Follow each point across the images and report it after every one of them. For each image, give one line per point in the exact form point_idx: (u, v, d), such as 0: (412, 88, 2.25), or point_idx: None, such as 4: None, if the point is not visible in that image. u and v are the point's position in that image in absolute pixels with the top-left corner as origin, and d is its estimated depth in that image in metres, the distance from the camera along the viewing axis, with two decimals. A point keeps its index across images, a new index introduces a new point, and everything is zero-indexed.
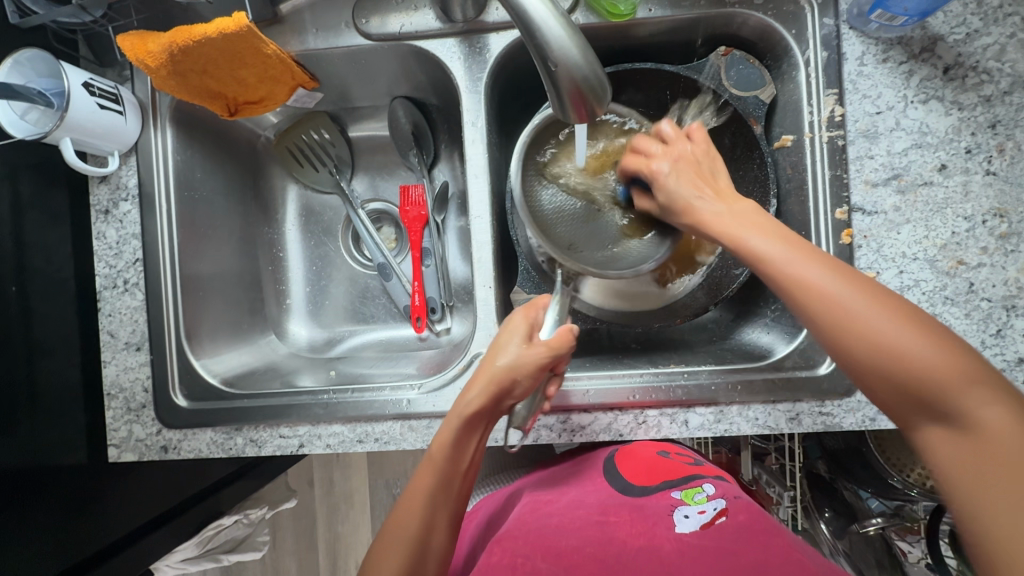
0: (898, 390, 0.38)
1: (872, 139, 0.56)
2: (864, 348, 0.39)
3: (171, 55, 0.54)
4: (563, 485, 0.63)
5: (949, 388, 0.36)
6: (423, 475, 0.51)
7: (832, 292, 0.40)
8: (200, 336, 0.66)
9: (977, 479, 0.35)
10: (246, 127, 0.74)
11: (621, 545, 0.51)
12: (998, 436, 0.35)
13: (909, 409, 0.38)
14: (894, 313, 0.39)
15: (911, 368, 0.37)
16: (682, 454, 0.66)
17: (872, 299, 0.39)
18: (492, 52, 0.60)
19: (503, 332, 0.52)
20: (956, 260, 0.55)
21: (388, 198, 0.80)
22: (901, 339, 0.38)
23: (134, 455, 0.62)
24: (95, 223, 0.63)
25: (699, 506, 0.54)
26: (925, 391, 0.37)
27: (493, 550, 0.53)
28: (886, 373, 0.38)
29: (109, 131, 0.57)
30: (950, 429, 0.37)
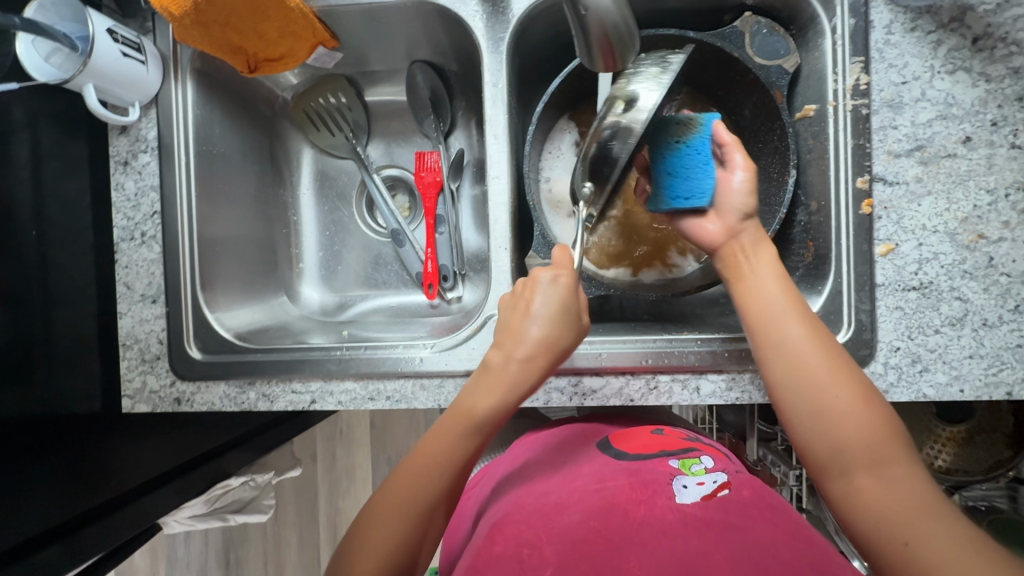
0: (834, 435, 0.45)
1: (897, 109, 0.56)
2: (817, 399, 0.46)
3: (195, 3, 0.53)
4: (560, 459, 0.62)
5: (878, 441, 0.44)
6: (452, 437, 0.50)
7: (800, 349, 0.47)
8: (215, 291, 0.66)
9: (891, 513, 0.41)
10: (264, 87, 0.74)
11: (623, 513, 0.49)
12: (908, 482, 0.42)
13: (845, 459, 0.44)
14: (847, 376, 0.46)
15: (844, 421, 0.45)
16: (677, 430, 0.66)
17: (835, 361, 0.47)
18: (514, 12, 0.59)
19: (539, 295, 0.51)
20: (977, 234, 0.55)
21: (404, 165, 0.80)
22: (848, 396, 0.45)
23: (147, 406, 0.63)
24: (114, 174, 0.63)
25: (697, 478, 0.54)
26: (857, 441, 0.44)
27: (494, 533, 0.50)
28: (826, 421, 0.45)
29: (131, 80, 0.58)
30: (871, 473, 0.43)
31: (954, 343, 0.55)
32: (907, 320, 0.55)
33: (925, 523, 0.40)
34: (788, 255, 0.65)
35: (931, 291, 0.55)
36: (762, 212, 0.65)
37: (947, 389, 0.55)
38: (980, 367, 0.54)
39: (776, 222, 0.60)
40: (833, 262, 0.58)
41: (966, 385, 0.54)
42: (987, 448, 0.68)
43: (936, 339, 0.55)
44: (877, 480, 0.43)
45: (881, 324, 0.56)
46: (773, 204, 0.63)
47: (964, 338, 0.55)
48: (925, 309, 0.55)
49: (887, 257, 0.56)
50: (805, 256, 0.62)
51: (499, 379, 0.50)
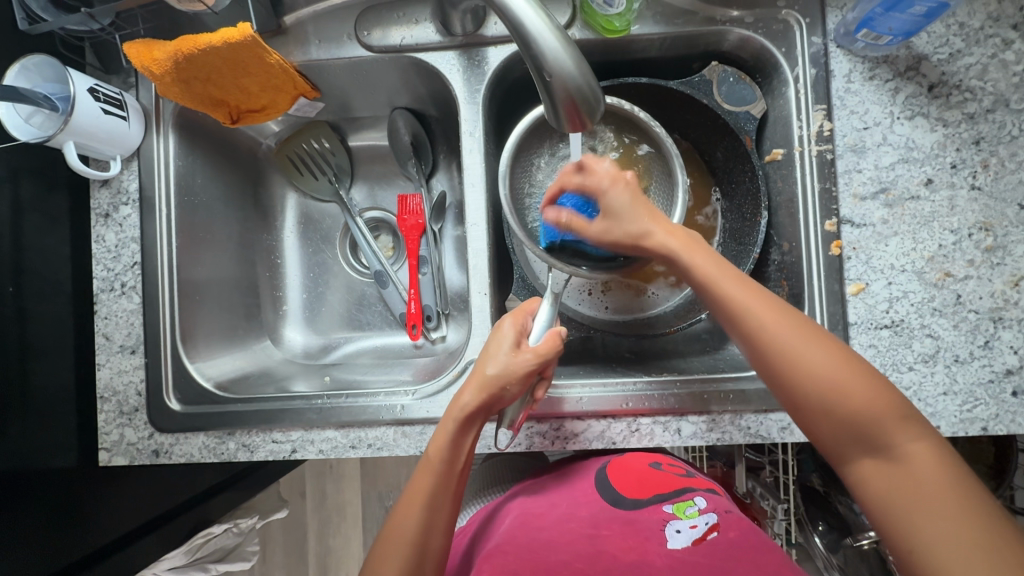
0: (831, 425, 0.43)
1: (860, 154, 0.58)
2: (804, 390, 0.43)
3: (176, 62, 0.55)
4: (554, 498, 0.60)
5: (880, 424, 0.42)
6: (421, 478, 0.51)
7: (778, 338, 0.44)
8: (196, 340, 0.65)
9: (907, 504, 0.40)
10: (248, 134, 0.75)
11: (612, 558, 0.50)
12: (920, 464, 0.41)
13: (843, 441, 0.43)
14: (824, 355, 0.43)
15: (846, 403, 0.42)
16: (675, 466, 0.62)
17: (811, 338, 0.44)
18: (490, 65, 0.61)
19: (496, 338, 0.53)
20: (944, 272, 0.56)
21: (387, 207, 0.81)
22: (837, 381, 0.43)
23: (124, 459, 0.62)
24: (94, 226, 0.63)
25: (691, 521, 0.52)
26: (859, 422, 0.42)
27: (483, 569, 0.51)
28: (823, 412, 0.43)
29: (112, 136, 0.58)
30: (879, 460, 0.42)
31: (928, 380, 0.55)
32: (882, 358, 0.56)
33: (942, 516, 0.39)
34: (764, 293, 0.66)
35: (903, 329, 0.56)
36: (736, 252, 0.66)
37: None
38: (955, 404, 0.55)
39: (750, 263, 0.61)
40: (807, 301, 0.59)
41: (942, 421, 0.55)
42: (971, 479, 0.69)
43: (911, 376, 0.56)
44: (884, 467, 0.42)
45: None
46: (747, 244, 0.64)
47: (937, 374, 0.55)
48: (898, 347, 0.56)
49: (858, 296, 0.57)
50: (780, 294, 0.63)
51: (442, 417, 0.51)
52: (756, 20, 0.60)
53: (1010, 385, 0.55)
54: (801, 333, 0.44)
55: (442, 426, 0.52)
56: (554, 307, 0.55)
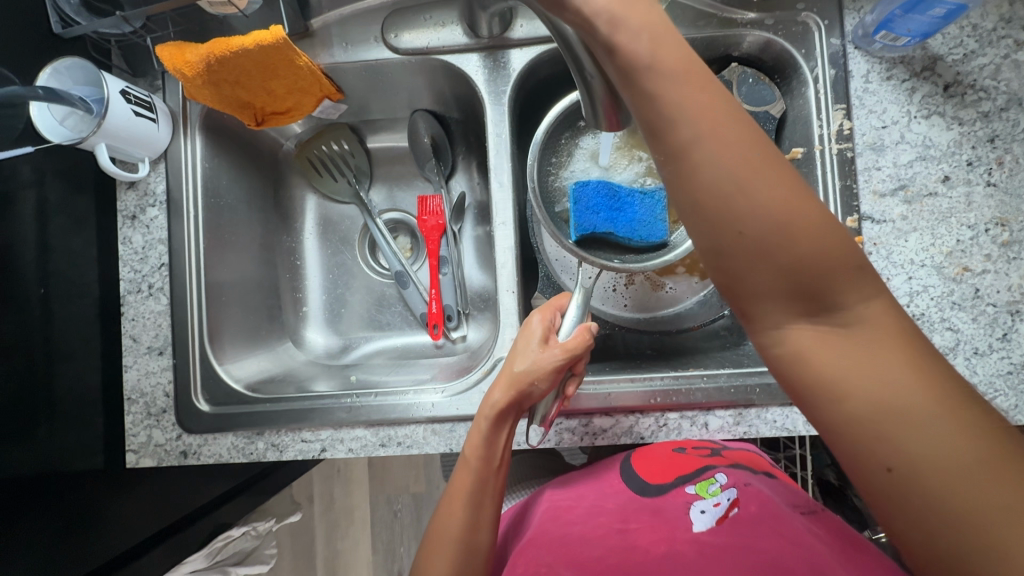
0: (762, 274, 0.30)
1: (879, 152, 0.59)
2: (781, 242, 0.29)
3: (208, 64, 0.55)
4: (582, 491, 0.60)
5: (827, 275, 0.30)
6: (462, 475, 0.53)
7: (711, 156, 0.29)
8: (222, 341, 0.66)
9: (861, 383, 0.30)
10: (269, 136, 0.75)
11: (643, 552, 0.47)
12: (878, 329, 0.31)
13: (783, 301, 0.31)
14: (772, 183, 0.29)
15: (801, 251, 0.29)
16: (698, 445, 0.59)
17: (761, 161, 0.29)
18: (515, 66, 0.62)
19: (523, 336, 0.55)
20: (962, 267, 0.57)
21: (406, 208, 0.82)
22: (782, 216, 0.29)
23: (152, 461, 0.61)
24: (120, 228, 0.63)
25: (714, 500, 0.51)
26: (807, 268, 0.30)
27: (517, 564, 0.50)
28: (754, 257, 0.30)
29: (141, 138, 0.58)
30: (823, 324, 0.31)
31: None
32: None
33: (918, 425, 0.29)
34: None
35: (923, 322, 0.57)
36: None
37: None
38: None
39: None
40: None
41: None
42: None
43: None
44: (835, 334, 0.31)
45: None
46: None
47: (957, 366, 0.57)
48: None
49: None
50: None
51: (476, 413, 0.53)
52: (775, 22, 0.62)
53: None
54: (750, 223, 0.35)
55: (477, 423, 0.54)
56: (581, 307, 0.57)
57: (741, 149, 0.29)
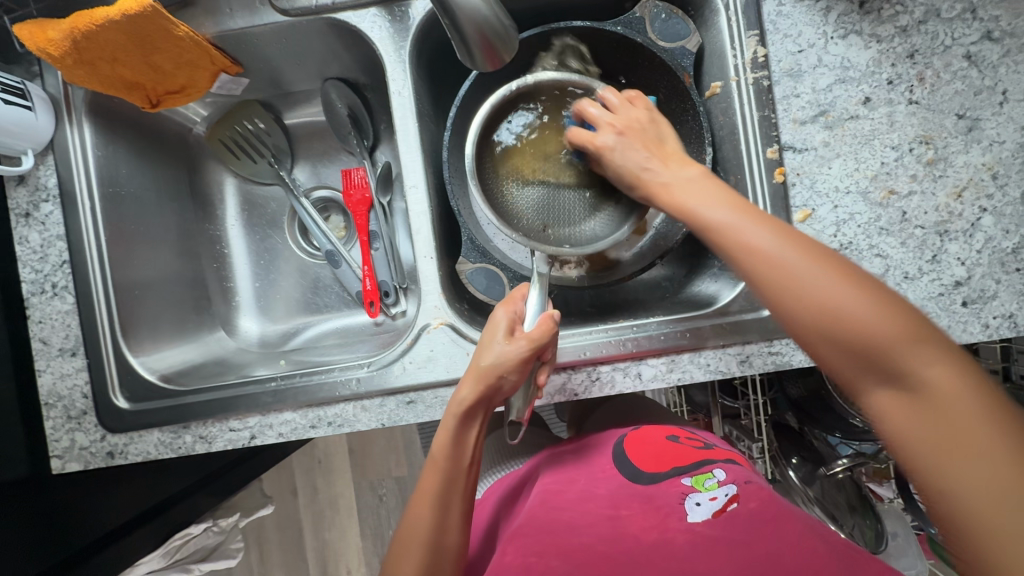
0: (833, 348, 0.38)
1: (796, 78, 0.57)
2: (810, 315, 0.39)
3: (74, 41, 0.52)
4: (574, 473, 0.59)
5: (894, 347, 0.37)
6: (430, 475, 0.50)
7: (782, 262, 0.40)
8: (139, 336, 0.63)
9: (929, 442, 0.36)
10: (173, 120, 0.72)
11: (633, 539, 0.48)
12: (947, 394, 0.35)
13: (860, 372, 0.38)
14: (835, 279, 0.38)
15: (854, 325, 0.37)
16: (693, 437, 0.61)
17: (805, 250, 0.40)
18: (413, 19, 0.58)
19: (488, 329, 0.51)
20: (888, 190, 0.56)
21: (333, 185, 0.78)
22: (840, 301, 0.38)
23: (78, 464, 0.60)
24: (15, 227, 0.60)
25: (710, 493, 0.50)
26: (877, 336, 0.37)
27: (505, 552, 0.49)
28: (826, 331, 0.38)
29: (18, 128, 0.55)
30: (895, 389, 0.37)
31: None
32: None
33: (970, 455, 0.34)
34: None
35: (852, 251, 0.56)
36: None
37: None
38: None
39: None
40: None
41: None
42: None
43: None
44: (900, 396, 0.37)
45: None
46: None
47: None
48: None
49: (805, 223, 0.57)
50: None
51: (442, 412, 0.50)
52: None
53: (960, 296, 0.55)
54: (776, 236, 0.41)
55: (444, 419, 0.51)
56: (544, 293, 0.54)
57: (788, 251, 0.40)
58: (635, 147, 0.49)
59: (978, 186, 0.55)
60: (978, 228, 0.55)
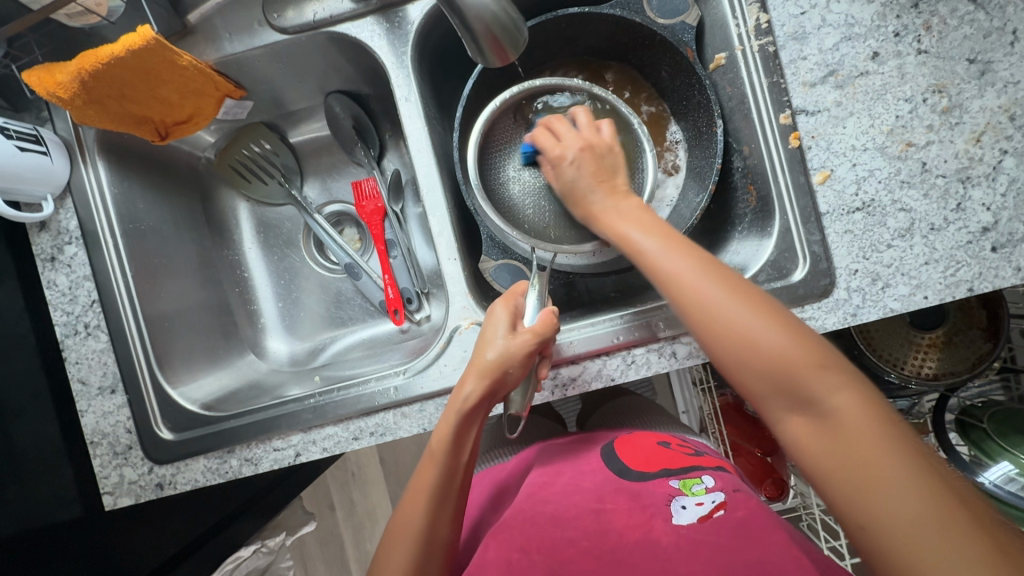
0: (754, 374, 0.41)
1: (802, 40, 0.56)
2: (737, 339, 0.41)
3: (83, 82, 0.52)
4: (560, 468, 0.58)
5: (806, 374, 0.39)
6: (426, 470, 0.50)
7: (703, 287, 0.42)
8: (174, 367, 0.64)
9: (843, 467, 0.37)
10: (182, 150, 0.72)
11: (617, 539, 0.46)
12: (851, 420, 0.37)
13: (778, 399, 0.40)
14: (756, 308, 0.41)
15: (769, 350, 0.40)
16: (684, 444, 0.60)
17: (730, 283, 0.42)
18: (412, 23, 0.58)
19: (490, 323, 0.51)
20: (905, 143, 0.55)
21: (344, 198, 0.79)
22: (757, 328, 0.40)
23: (130, 499, 0.60)
24: (43, 273, 0.61)
25: (697, 498, 0.48)
26: (787, 363, 0.39)
27: (490, 544, 0.48)
28: (748, 357, 0.40)
29: (34, 175, 0.55)
30: (809, 416, 0.39)
31: (908, 254, 0.55)
32: (859, 241, 0.56)
33: (885, 481, 0.35)
34: (734, 203, 0.65)
35: (875, 208, 0.56)
36: (699, 168, 0.66)
37: (912, 299, 0.55)
38: (939, 271, 0.55)
39: (714, 175, 0.61)
40: (775, 201, 0.59)
41: (929, 291, 0.55)
42: (968, 345, 0.69)
43: (891, 253, 0.55)
44: (811, 422, 0.39)
45: (835, 251, 0.56)
46: (708, 157, 0.64)
47: (916, 246, 0.55)
48: (873, 227, 0.56)
49: (825, 184, 0.56)
50: (749, 201, 0.63)
51: (445, 408, 0.49)
52: None
53: (989, 242, 0.54)
54: (698, 265, 0.43)
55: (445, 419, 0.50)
56: (541, 290, 0.54)
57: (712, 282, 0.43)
58: (585, 176, 0.50)
59: (996, 128, 0.54)
60: (1001, 171, 0.54)
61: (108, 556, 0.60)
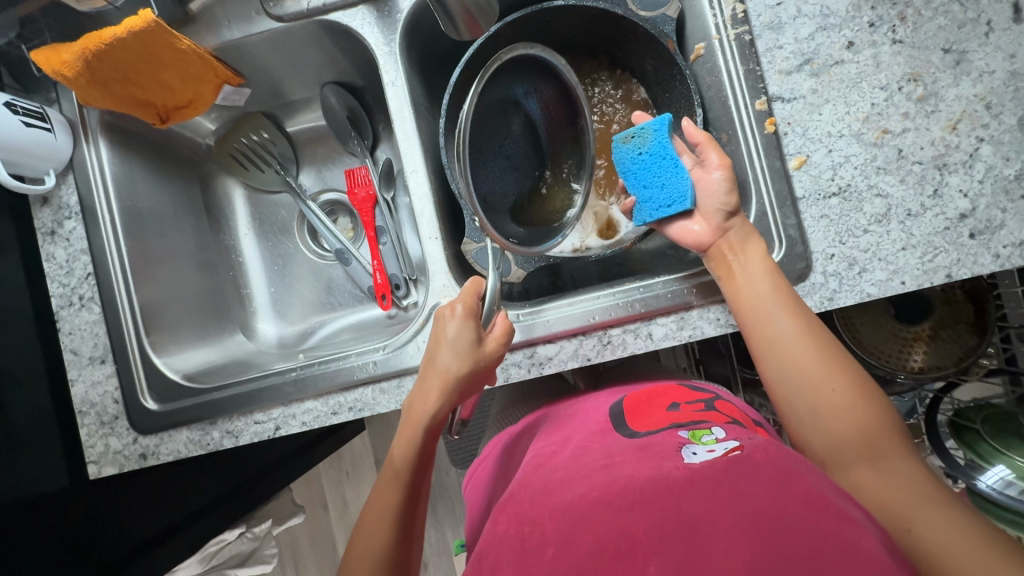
0: (825, 423, 0.47)
1: (778, 30, 0.58)
2: (812, 387, 0.48)
3: (86, 62, 0.55)
4: (569, 434, 0.53)
5: (872, 429, 0.46)
6: (391, 484, 0.52)
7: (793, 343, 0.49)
8: (164, 341, 0.66)
9: (901, 506, 0.41)
10: (184, 136, 0.75)
11: (628, 483, 0.40)
12: (906, 473, 0.43)
13: (843, 449, 0.46)
14: (836, 371, 0.48)
15: (838, 404, 0.47)
16: (692, 402, 0.54)
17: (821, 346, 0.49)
18: (401, 12, 0.61)
19: (449, 333, 0.51)
20: (881, 130, 0.56)
21: (339, 187, 0.81)
22: (835, 387, 0.47)
23: (113, 468, 0.62)
24: (43, 246, 0.63)
25: (708, 446, 0.44)
26: (855, 420, 0.46)
27: (499, 518, 0.43)
28: (822, 407, 0.47)
29: (39, 150, 0.58)
30: (870, 465, 0.45)
31: (885, 239, 0.55)
32: (835, 226, 0.56)
33: (943, 520, 0.39)
34: None
35: (851, 194, 0.56)
36: None
37: (889, 284, 0.55)
38: (916, 257, 0.55)
39: None
40: (751, 186, 0.59)
41: (906, 277, 0.55)
42: (955, 340, 0.69)
43: (867, 239, 0.56)
44: (873, 470, 0.44)
45: (811, 235, 0.57)
46: None
47: (893, 232, 0.55)
48: (850, 212, 0.56)
49: (801, 169, 0.57)
50: None
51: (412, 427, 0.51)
52: None
53: (967, 228, 0.54)
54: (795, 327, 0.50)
55: (416, 414, 0.51)
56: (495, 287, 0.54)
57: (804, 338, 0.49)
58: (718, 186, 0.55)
59: (973, 117, 0.55)
60: (978, 158, 0.54)
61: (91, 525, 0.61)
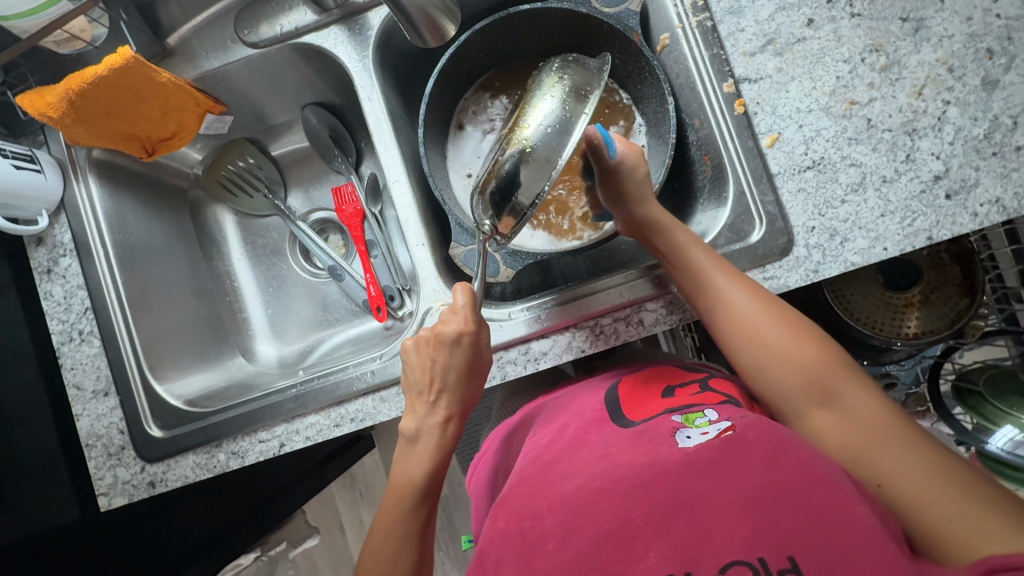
0: (782, 374, 0.48)
1: (737, 14, 0.60)
2: (760, 342, 0.49)
3: (70, 101, 0.57)
4: (565, 422, 0.53)
5: (826, 373, 0.47)
6: (403, 516, 0.50)
7: (739, 304, 0.51)
8: (166, 368, 0.67)
9: (859, 446, 0.43)
10: (171, 167, 0.77)
11: (624, 474, 0.41)
12: (863, 410, 0.45)
13: (803, 395, 0.47)
14: (783, 323, 0.49)
15: (789, 355, 0.48)
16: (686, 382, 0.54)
17: (764, 302, 0.51)
18: (372, 28, 0.63)
19: (466, 362, 0.51)
20: (849, 101, 0.57)
21: (327, 205, 0.82)
22: (785, 340, 0.49)
23: (124, 498, 0.61)
24: (40, 284, 0.64)
25: (702, 429, 0.44)
26: (806, 367, 0.47)
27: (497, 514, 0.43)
28: (776, 361, 0.49)
29: (31, 191, 0.60)
30: (827, 409, 0.46)
31: (863, 208, 0.56)
32: (813, 199, 0.57)
33: (900, 454, 0.41)
34: (694, 176, 0.67)
35: (826, 166, 0.57)
36: (658, 146, 0.68)
37: (871, 252, 0.55)
38: (895, 222, 0.55)
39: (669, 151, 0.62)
40: (727, 167, 0.60)
41: (888, 243, 0.55)
42: (946, 303, 0.69)
43: (846, 209, 0.56)
44: (832, 413, 0.46)
45: (790, 210, 0.57)
46: (663, 134, 0.66)
47: (871, 200, 0.56)
48: (826, 184, 0.57)
49: (774, 146, 0.58)
50: (704, 171, 0.65)
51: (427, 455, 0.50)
52: None
53: (943, 190, 0.55)
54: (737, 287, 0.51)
55: (422, 445, 0.51)
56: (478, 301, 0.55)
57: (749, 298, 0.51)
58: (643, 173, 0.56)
59: (936, 81, 0.56)
60: (946, 120, 0.55)
61: (104, 556, 0.62)
